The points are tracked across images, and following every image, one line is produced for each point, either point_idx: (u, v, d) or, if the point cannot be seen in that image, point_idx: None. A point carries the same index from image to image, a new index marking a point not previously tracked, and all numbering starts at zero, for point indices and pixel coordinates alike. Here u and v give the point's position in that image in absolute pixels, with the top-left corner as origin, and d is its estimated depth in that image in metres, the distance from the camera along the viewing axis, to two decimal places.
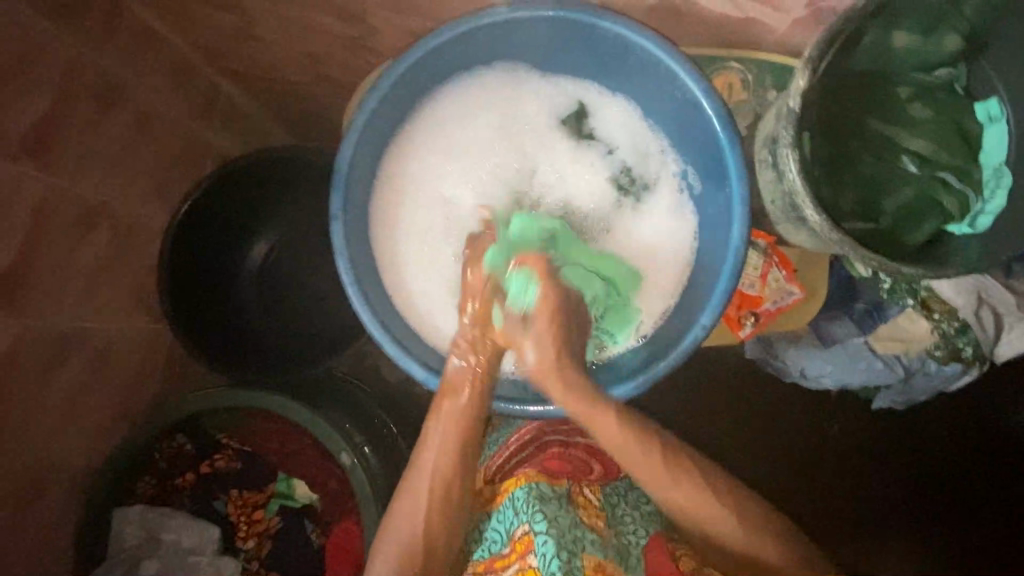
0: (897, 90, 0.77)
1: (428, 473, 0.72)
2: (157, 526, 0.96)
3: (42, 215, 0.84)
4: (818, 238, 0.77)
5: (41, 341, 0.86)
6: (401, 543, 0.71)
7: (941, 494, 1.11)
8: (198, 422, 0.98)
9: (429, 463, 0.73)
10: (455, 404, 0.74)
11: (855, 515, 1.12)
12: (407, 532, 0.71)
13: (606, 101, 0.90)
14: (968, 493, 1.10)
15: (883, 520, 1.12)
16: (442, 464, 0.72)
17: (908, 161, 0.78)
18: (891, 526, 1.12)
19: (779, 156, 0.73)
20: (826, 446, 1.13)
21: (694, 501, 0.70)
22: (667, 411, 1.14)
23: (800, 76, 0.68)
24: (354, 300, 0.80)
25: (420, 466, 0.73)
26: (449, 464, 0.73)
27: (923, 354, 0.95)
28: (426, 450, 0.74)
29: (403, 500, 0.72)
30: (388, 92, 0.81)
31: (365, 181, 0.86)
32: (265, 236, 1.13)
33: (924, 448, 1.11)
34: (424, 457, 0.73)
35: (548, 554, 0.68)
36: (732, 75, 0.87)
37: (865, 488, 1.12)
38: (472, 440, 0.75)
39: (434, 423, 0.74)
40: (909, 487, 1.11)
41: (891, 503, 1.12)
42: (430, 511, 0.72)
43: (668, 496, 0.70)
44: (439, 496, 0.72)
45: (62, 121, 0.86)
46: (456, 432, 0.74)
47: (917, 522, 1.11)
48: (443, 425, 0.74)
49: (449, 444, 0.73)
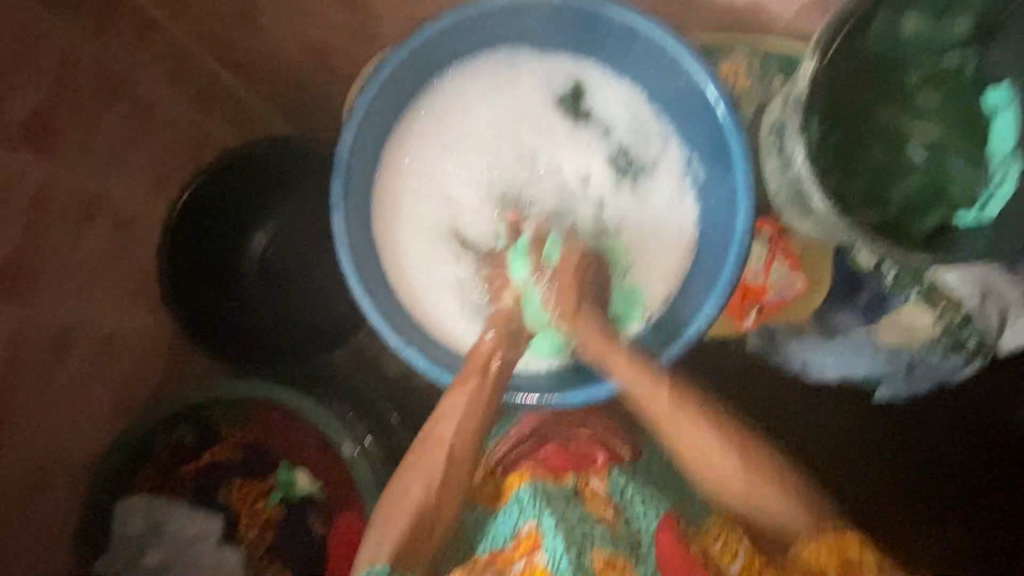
0: (908, 76, 0.76)
1: (441, 450, 0.74)
2: (160, 517, 0.96)
3: (44, 204, 0.84)
4: (823, 227, 0.76)
5: (44, 331, 0.87)
6: (405, 516, 0.72)
7: (941, 484, 1.11)
8: (199, 414, 0.98)
9: (442, 436, 0.74)
10: (474, 381, 0.76)
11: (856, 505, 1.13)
12: (415, 505, 0.72)
13: (607, 85, 0.88)
14: (969, 483, 1.10)
15: (882, 509, 1.13)
16: (458, 440, 0.74)
17: (916, 150, 0.77)
18: (888, 515, 1.13)
19: (787, 142, 0.72)
20: (828, 437, 1.13)
21: (705, 453, 0.72)
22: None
23: (809, 59, 0.68)
24: (356, 291, 0.80)
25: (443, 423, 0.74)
26: (462, 439, 0.74)
27: (926, 344, 0.94)
28: (442, 424, 0.74)
29: (414, 470, 0.73)
30: (389, 78, 0.80)
31: (366, 169, 0.85)
32: (266, 226, 1.10)
33: (925, 438, 1.11)
34: (437, 431, 0.74)
35: (558, 551, 0.70)
36: (737, 61, 0.84)
37: (860, 478, 1.14)
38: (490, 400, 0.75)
39: (452, 399, 0.75)
40: (908, 476, 1.12)
41: (890, 492, 1.13)
42: (437, 484, 0.73)
43: (697, 451, 0.72)
44: (449, 469, 0.74)
45: (62, 109, 0.85)
46: (475, 412, 0.75)
47: (916, 511, 1.12)
48: (463, 403, 0.75)
49: (467, 421, 0.74)
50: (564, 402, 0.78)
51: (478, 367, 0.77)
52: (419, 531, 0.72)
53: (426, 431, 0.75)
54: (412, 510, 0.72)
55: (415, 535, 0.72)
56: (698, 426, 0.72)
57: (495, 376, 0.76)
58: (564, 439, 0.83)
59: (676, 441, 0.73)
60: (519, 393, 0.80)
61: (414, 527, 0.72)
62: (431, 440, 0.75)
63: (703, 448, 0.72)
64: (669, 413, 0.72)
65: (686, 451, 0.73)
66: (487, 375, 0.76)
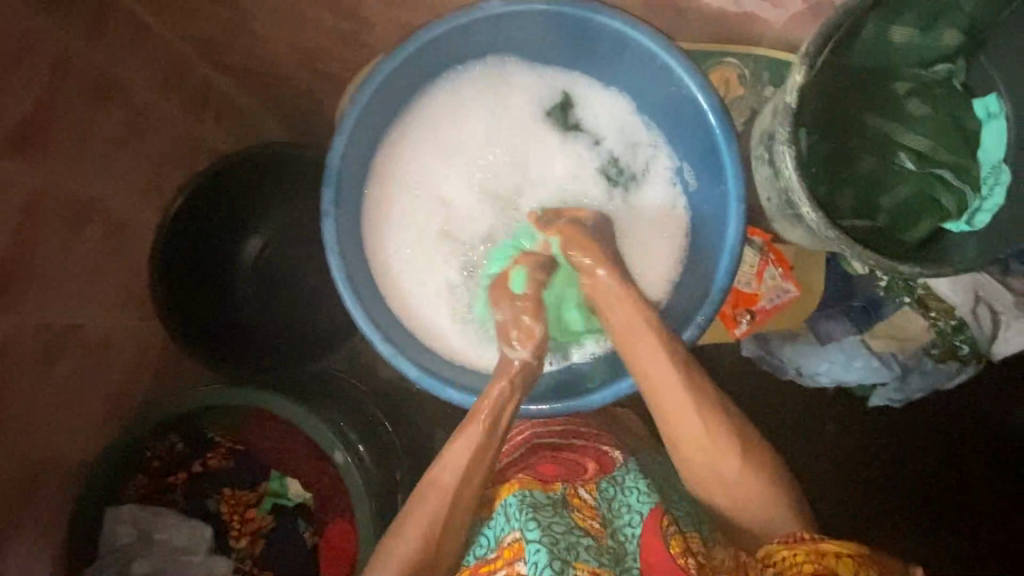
0: (897, 85, 0.76)
1: (443, 496, 0.68)
2: (150, 525, 0.95)
3: (34, 209, 0.84)
4: (814, 236, 0.76)
5: (34, 337, 0.86)
6: (404, 562, 0.66)
7: (938, 491, 1.10)
8: (190, 421, 0.97)
9: (446, 482, 0.69)
10: (483, 429, 0.71)
11: (853, 513, 1.11)
12: (414, 551, 0.66)
13: (598, 95, 0.89)
14: (966, 489, 1.09)
15: (880, 518, 1.11)
16: (463, 488, 0.69)
17: (906, 158, 0.77)
18: (889, 523, 1.11)
19: (776, 153, 0.72)
20: (825, 443, 1.12)
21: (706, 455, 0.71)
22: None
23: (796, 71, 0.67)
24: (347, 299, 0.79)
25: (447, 465, 0.69)
26: (467, 485, 0.69)
27: (920, 351, 0.94)
28: (446, 472, 0.69)
29: (415, 515, 0.68)
30: (380, 86, 0.80)
31: (357, 178, 0.85)
32: (258, 235, 1.12)
33: (924, 444, 1.10)
34: (441, 475, 0.69)
35: (540, 563, 0.68)
36: (729, 70, 0.86)
37: (862, 486, 1.11)
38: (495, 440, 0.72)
39: (459, 446, 0.70)
40: (906, 484, 1.11)
41: (887, 500, 1.11)
42: (439, 530, 0.67)
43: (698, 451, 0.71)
44: (452, 509, 0.68)
45: (54, 115, 0.85)
46: (482, 457, 0.70)
47: (913, 519, 1.10)
48: (471, 451, 0.70)
49: (475, 469, 0.70)
50: (557, 411, 0.79)
51: (490, 419, 0.72)
52: (420, 574, 0.66)
53: (430, 475, 0.70)
54: (412, 558, 0.66)
55: None
56: (692, 405, 0.71)
57: (504, 426, 0.72)
58: (554, 448, 0.84)
59: (666, 412, 0.71)
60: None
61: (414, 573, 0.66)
62: (434, 486, 0.69)
63: (689, 427, 0.70)
64: (666, 384, 0.71)
65: (672, 424, 0.71)
66: (497, 425, 0.72)
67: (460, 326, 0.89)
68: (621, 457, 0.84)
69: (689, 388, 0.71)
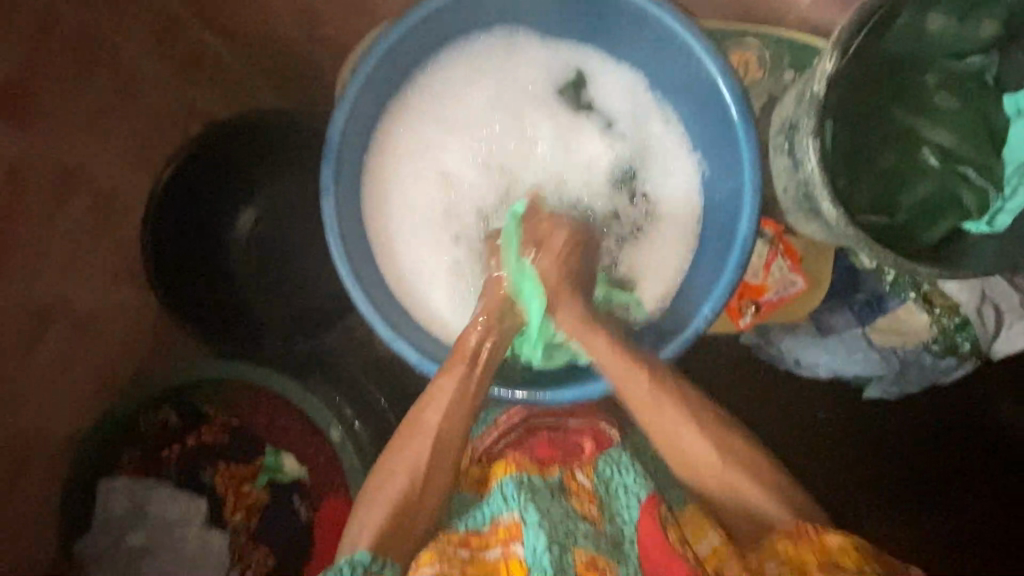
0: (927, 77, 0.73)
1: (430, 434, 0.72)
2: (144, 498, 0.95)
3: (21, 173, 0.81)
4: (832, 231, 0.73)
5: (23, 306, 0.84)
6: (394, 493, 0.70)
7: (934, 484, 1.11)
8: (185, 393, 0.97)
9: (431, 424, 0.72)
10: (464, 366, 0.74)
11: (848, 503, 1.12)
12: (402, 490, 0.71)
13: (612, 73, 0.85)
14: (961, 482, 1.10)
15: (873, 508, 1.12)
16: (448, 429, 0.72)
17: (929, 154, 0.74)
18: (881, 512, 1.11)
19: (798, 144, 0.69)
20: (824, 433, 1.12)
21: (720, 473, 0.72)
22: None
23: (827, 58, 0.64)
24: (345, 279, 0.77)
25: (431, 402, 0.73)
26: (450, 431, 0.73)
27: (920, 347, 0.94)
28: (426, 412, 0.73)
29: (403, 455, 0.72)
30: (384, 56, 0.77)
31: (358, 152, 0.81)
32: (252, 205, 1.07)
33: (921, 436, 1.11)
34: (427, 417, 0.73)
35: (539, 547, 0.66)
36: (749, 52, 0.82)
37: (858, 476, 1.12)
38: (473, 399, 0.74)
39: (442, 385, 0.73)
40: (900, 476, 1.11)
41: (880, 490, 1.12)
42: (426, 469, 0.71)
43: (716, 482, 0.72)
44: (434, 457, 0.72)
45: (42, 76, 0.81)
46: (465, 395, 0.74)
47: (907, 509, 1.11)
48: (453, 393, 0.73)
49: (456, 409, 0.73)
50: (544, 400, 0.78)
51: (471, 356, 0.75)
52: (406, 511, 0.70)
53: (408, 421, 0.74)
54: (400, 491, 0.70)
55: (399, 519, 0.70)
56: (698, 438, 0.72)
57: (484, 368, 0.75)
58: (551, 430, 0.83)
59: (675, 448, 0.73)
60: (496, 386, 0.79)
61: (401, 510, 0.70)
62: (416, 431, 0.73)
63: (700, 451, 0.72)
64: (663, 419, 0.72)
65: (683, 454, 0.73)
66: (477, 361, 0.75)
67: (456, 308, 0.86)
68: (617, 435, 0.82)
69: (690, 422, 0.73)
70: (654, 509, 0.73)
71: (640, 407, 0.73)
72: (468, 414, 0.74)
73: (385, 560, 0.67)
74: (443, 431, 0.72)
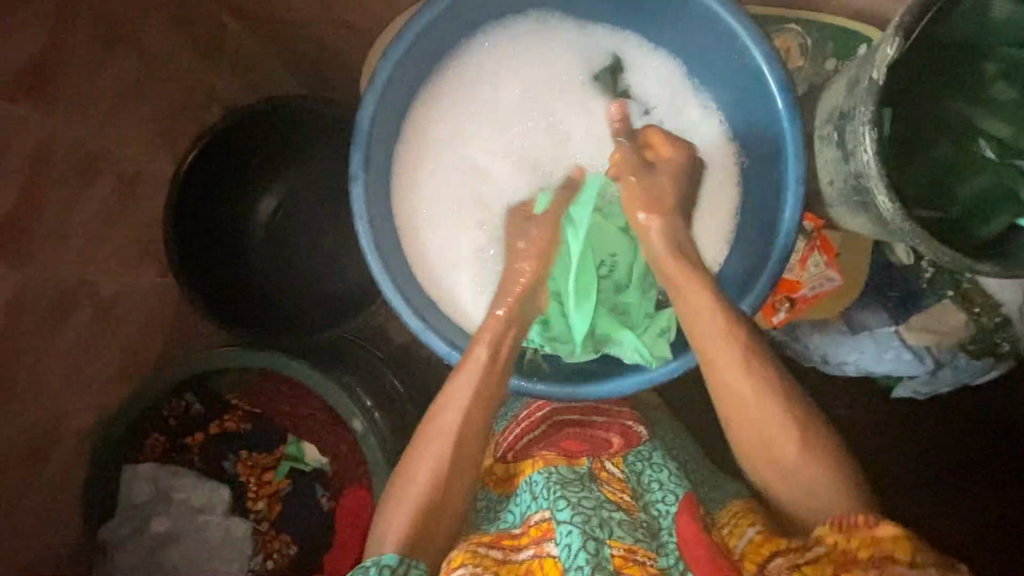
0: (985, 64, 0.69)
1: (448, 435, 0.69)
2: (167, 484, 0.95)
3: (46, 156, 0.80)
4: (882, 225, 0.70)
5: (48, 289, 0.83)
6: (418, 500, 0.67)
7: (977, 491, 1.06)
8: (207, 380, 0.97)
9: (448, 425, 0.69)
10: (483, 363, 0.71)
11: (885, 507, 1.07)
12: (422, 494, 0.68)
13: (650, 61, 0.83)
14: (1007, 490, 1.05)
15: (911, 515, 1.07)
16: (466, 429, 0.69)
17: (986, 146, 0.71)
18: (921, 519, 1.07)
19: (852, 134, 0.66)
20: (859, 436, 1.08)
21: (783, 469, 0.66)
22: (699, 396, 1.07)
23: (888, 43, 0.61)
24: (374, 268, 0.76)
25: (448, 403, 0.70)
26: (468, 430, 0.70)
27: (956, 347, 0.91)
28: (444, 412, 0.70)
29: (420, 457, 0.69)
30: (418, 38, 0.75)
31: (388, 138, 0.80)
32: (274, 190, 1.07)
33: (964, 441, 1.06)
34: (444, 419, 0.69)
35: (573, 544, 0.64)
36: (790, 38, 0.80)
37: (897, 483, 1.07)
38: (491, 400, 0.71)
39: (460, 385, 0.70)
40: (939, 482, 1.06)
41: (920, 497, 1.07)
42: (446, 471, 0.69)
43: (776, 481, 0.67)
44: (456, 456, 0.69)
45: (67, 56, 0.80)
46: (486, 392, 0.70)
47: (949, 518, 1.06)
48: (472, 391, 0.70)
49: (476, 408, 0.70)
50: (573, 395, 0.77)
51: (492, 353, 0.71)
52: (429, 517, 0.67)
53: (426, 426, 0.71)
54: (422, 498, 0.67)
55: (424, 522, 0.67)
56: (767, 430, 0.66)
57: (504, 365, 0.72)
58: (577, 424, 0.81)
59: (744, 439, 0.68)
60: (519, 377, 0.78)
61: (429, 516, 0.67)
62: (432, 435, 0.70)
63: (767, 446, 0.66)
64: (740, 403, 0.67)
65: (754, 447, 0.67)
66: (498, 357, 0.72)
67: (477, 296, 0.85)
68: (645, 432, 0.80)
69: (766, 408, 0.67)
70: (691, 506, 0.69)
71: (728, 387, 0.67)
72: (486, 413, 0.71)
73: (412, 562, 0.64)
74: (462, 430, 0.69)
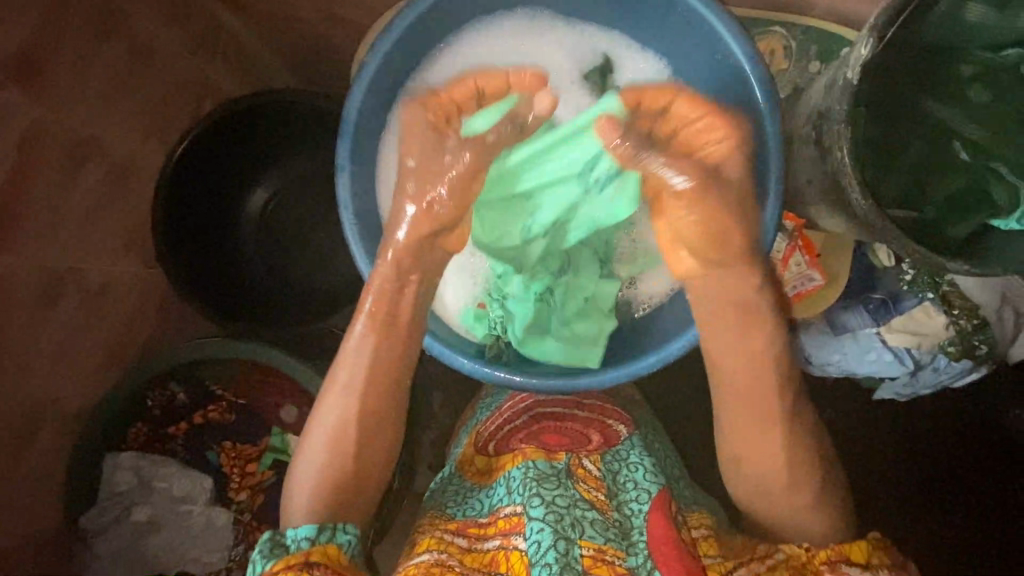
0: (961, 68, 0.71)
1: (349, 401, 0.69)
2: (149, 474, 0.96)
3: (35, 141, 0.80)
4: (857, 225, 0.72)
5: (34, 275, 0.84)
6: (326, 463, 0.69)
7: (955, 490, 1.07)
8: (193, 370, 0.95)
9: (350, 391, 0.69)
10: (375, 322, 0.69)
11: (864, 505, 1.09)
12: (339, 465, 0.69)
13: (638, 61, 0.85)
14: (988, 489, 1.06)
15: (889, 514, 1.09)
16: (365, 396, 0.69)
17: (961, 149, 0.72)
18: (898, 518, 1.09)
19: (829, 133, 0.67)
20: (841, 435, 1.09)
21: (765, 461, 0.70)
22: (688, 399, 1.08)
23: (862, 44, 0.62)
24: (358, 260, 0.76)
25: (343, 362, 0.69)
26: (370, 398, 0.70)
27: (935, 348, 0.91)
28: (348, 366, 0.69)
29: (325, 420, 0.70)
30: (407, 31, 0.76)
31: (376, 131, 0.80)
32: (265, 184, 1.08)
33: (944, 442, 1.07)
34: (340, 377, 0.70)
35: (543, 542, 0.65)
36: (775, 40, 0.83)
37: (875, 482, 1.09)
38: (391, 371, 0.70)
39: (354, 345, 0.69)
40: (918, 482, 1.08)
41: (897, 495, 1.09)
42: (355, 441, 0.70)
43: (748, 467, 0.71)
44: (371, 431, 0.70)
45: (58, 44, 0.80)
46: (384, 357, 0.70)
47: (925, 515, 1.08)
48: (371, 349, 0.69)
49: (376, 371, 0.69)
50: (546, 386, 0.78)
51: (389, 317, 0.69)
52: (354, 496, 0.70)
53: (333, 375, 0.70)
54: (335, 466, 0.69)
55: (342, 494, 0.69)
56: (759, 428, 0.70)
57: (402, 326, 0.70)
58: (558, 417, 0.81)
59: (732, 436, 0.72)
60: (495, 368, 0.79)
61: (338, 480, 0.69)
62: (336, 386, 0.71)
63: (749, 434, 0.70)
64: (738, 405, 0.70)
65: (747, 443, 0.71)
66: (396, 321, 0.70)
67: (452, 281, 0.88)
68: (625, 430, 0.82)
69: (762, 411, 0.69)
70: (662, 507, 0.70)
71: (737, 391, 0.70)
72: (388, 383, 0.70)
73: (334, 528, 0.65)
74: (363, 396, 0.69)
